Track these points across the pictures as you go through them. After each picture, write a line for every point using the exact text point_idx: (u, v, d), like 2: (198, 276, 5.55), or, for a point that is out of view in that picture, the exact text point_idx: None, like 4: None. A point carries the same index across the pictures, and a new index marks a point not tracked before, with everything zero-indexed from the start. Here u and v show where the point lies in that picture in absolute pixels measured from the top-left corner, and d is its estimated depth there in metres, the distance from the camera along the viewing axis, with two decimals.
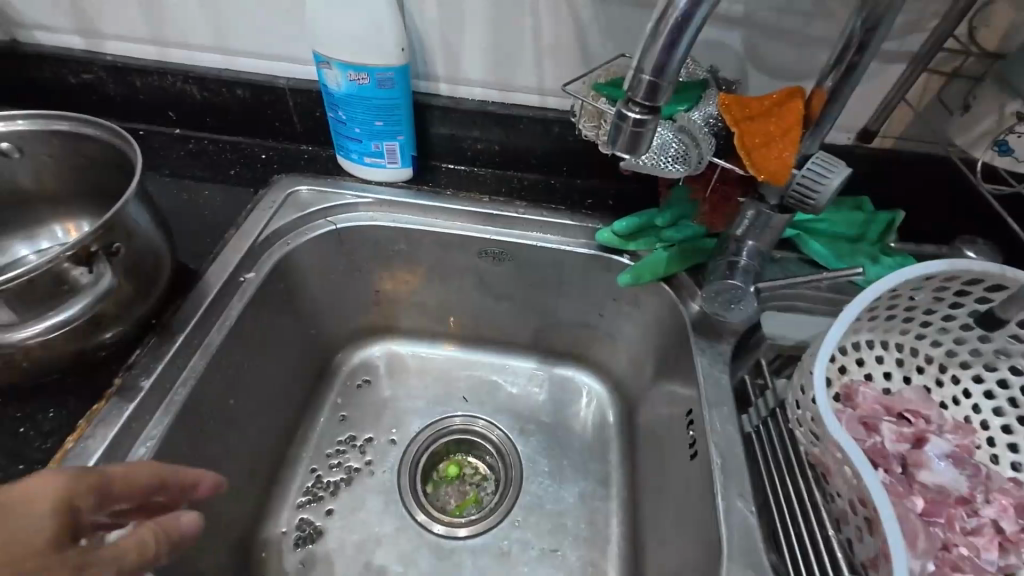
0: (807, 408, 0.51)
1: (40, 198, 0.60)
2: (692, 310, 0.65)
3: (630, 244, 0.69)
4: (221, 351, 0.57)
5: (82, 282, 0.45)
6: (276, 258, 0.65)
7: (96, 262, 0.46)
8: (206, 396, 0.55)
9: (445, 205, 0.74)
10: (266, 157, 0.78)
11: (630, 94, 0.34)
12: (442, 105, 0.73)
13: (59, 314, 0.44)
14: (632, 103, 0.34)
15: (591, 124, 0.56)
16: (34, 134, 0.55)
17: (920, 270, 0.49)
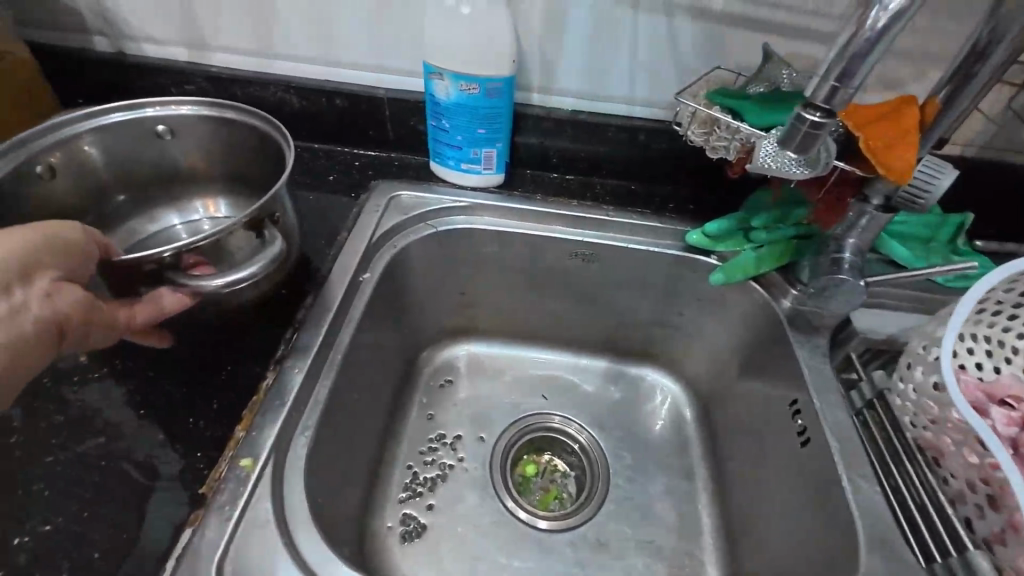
0: (921, 395, 0.54)
1: (191, 177, 0.68)
2: (785, 306, 0.68)
3: (719, 245, 0.72)
4: (352, 347, 0.59)
5: (255, 245, 0.52)
6: (387, 259, 0.68)
7: (265, 229, 0.52)
8: (343, 389, 0.57)
9: (539, 209, 0.76)
10: (360, 164, 0.81)
11: (808, 100, 0.39)
12: (535, 114, 0.76)
13: (240, 272, 0.50)
14: (810, 108, 0.39)
15: (702, 130, 0.60)
16: (194, 118, 0.63)
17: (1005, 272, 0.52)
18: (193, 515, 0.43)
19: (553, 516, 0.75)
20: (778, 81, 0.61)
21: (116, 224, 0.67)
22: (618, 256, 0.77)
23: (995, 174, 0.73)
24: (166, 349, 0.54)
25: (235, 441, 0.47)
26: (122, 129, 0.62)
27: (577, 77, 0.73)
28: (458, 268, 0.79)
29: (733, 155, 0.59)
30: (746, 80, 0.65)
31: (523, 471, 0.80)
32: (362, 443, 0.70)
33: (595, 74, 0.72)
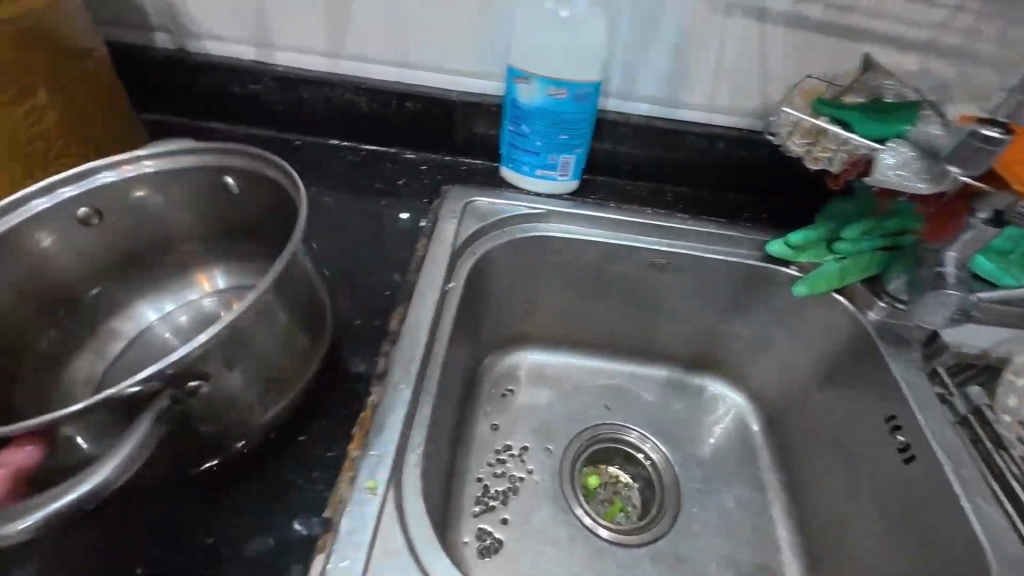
0: None
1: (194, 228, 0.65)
2: (873, 319, 0.68)
3: (800, 256, 0.71)
4: (446, 360, 0.57)
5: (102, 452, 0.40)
6: (469, 268, 0.66)
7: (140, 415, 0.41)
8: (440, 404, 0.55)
9: (615, 217, 0.75)
10: (427, 168, 0.79)
11: (995, 119, 0.47)
12: (611, 121, 0.74)
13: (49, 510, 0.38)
14: (993, 125, 0.47)
15: (804, 140, 0.58)
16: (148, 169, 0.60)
17: None
18: (322, 539, 0.41)
19: (616, 527, 0.74)
20: (879, 92, 0.61)
21: None
22: (694, 266, 0.76)
23: None
24: None
25: (351, 461, 0.45)
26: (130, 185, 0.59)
27: (659, 83, 0.71)
28: (528, 276, 0.77)
29: (835, 166, 0.57)
30: (841, 90, 0.64)
31: (586, 483, 0.78)
32: (438, 456, 0.68)
33: (677, 81, 0.71)
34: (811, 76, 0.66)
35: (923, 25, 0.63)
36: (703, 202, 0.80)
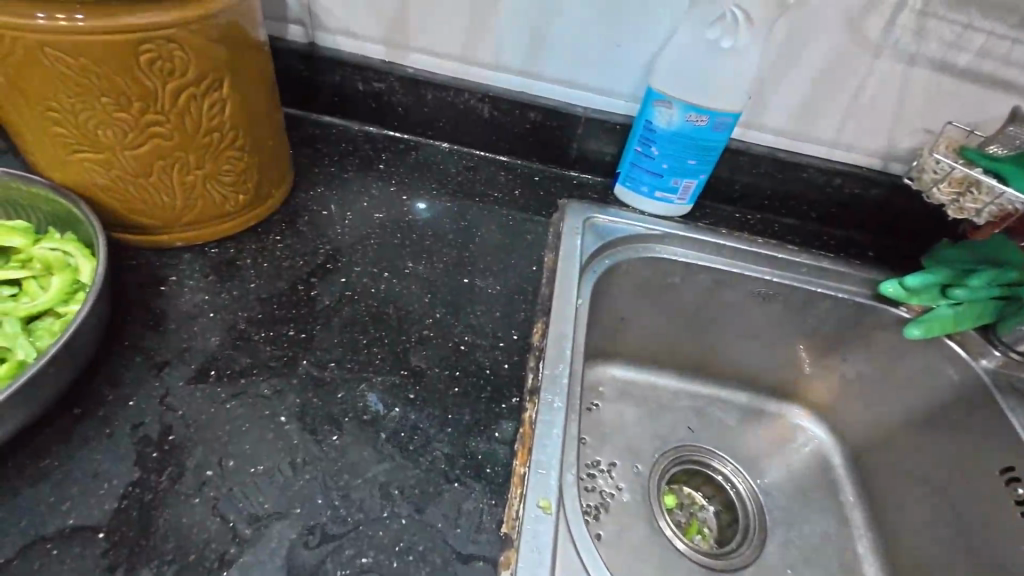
0: None
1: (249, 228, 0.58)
2: (985, 367, 0.68)
3: (913, 298, 0.71)
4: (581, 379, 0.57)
5: None
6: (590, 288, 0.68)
7: None
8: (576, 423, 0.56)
9: (727, 244, 0.76)
10: (539, 179, 0.79)
11: None
12: (732, 149, 0.75)
13: None
14: None
15: (951, 190, 0.60)
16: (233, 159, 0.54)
17: None
18: (505, 555, 0.41)
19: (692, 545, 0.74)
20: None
21: (319, 227, 0.64)
22: (801, 299, 0.76)
23: None
24: (413, 371, 0.52)
25: (520, 478, 0.46)
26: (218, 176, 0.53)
27: (789, 116, 0.71)
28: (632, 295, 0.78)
29: (983, 216, 0.60)
30: (981, 139, 0.64)
31: (665, 501, 0.79)
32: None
33: (807, 116, 0.71)
34: (950, 124, 0.66)
35: None
36: (810, 234, 0.80)
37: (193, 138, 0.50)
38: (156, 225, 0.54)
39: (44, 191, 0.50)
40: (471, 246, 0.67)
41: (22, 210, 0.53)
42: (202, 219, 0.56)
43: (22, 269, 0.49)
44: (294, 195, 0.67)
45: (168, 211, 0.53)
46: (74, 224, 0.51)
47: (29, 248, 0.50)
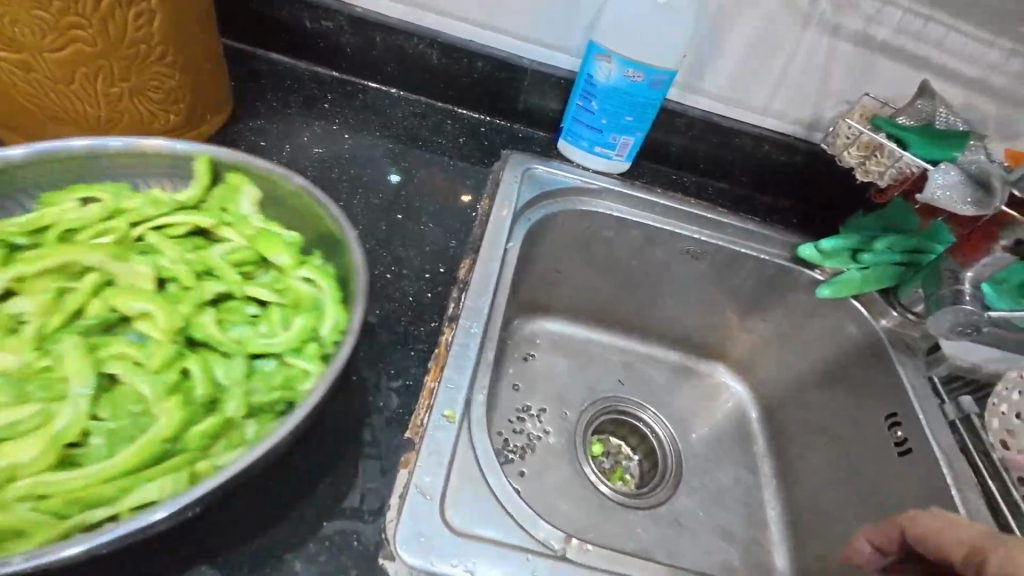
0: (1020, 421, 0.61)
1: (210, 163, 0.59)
2: (883, 327, 0.74)
3: (826, 261, 0.76)
4: None
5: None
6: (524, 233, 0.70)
7: None
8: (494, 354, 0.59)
9: (661, 203, 0.79)
10: (485, 129, 0.81)
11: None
12: (670, 109, 0.78)
13: None
14: None
15: (859, 153, 0.63)
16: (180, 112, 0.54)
17: None
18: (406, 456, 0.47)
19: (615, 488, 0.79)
20: (932, 118, 0.66)
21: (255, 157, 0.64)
22: (727, 259, 0.80)
23: None
24: None
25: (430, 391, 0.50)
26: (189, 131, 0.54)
27: (724, 81, 0.74)
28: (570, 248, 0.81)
29: (885, 180, 0.63)
30: (892, 111, 0.68)
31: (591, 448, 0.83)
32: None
33: (741, 82, 0.74)
34: (866, 95, 0.70)
35: (973, 63, 0.68)
36: (741, 199, 0.83)
37: (117, 46, 0.49)
38: (84, 137, 0.54)
39: (348, 225, 0.52)
40: (409, 187, 0.69)
41: (248, 205, 0.55)
42: (131, 135, 0.56)
43: (93, 234, 0.50)
44: (233, 126, 0.67)
45: (93, 122, 0.53)
46: (343, 269, 0.51)
47: (289, 270, 0.51)
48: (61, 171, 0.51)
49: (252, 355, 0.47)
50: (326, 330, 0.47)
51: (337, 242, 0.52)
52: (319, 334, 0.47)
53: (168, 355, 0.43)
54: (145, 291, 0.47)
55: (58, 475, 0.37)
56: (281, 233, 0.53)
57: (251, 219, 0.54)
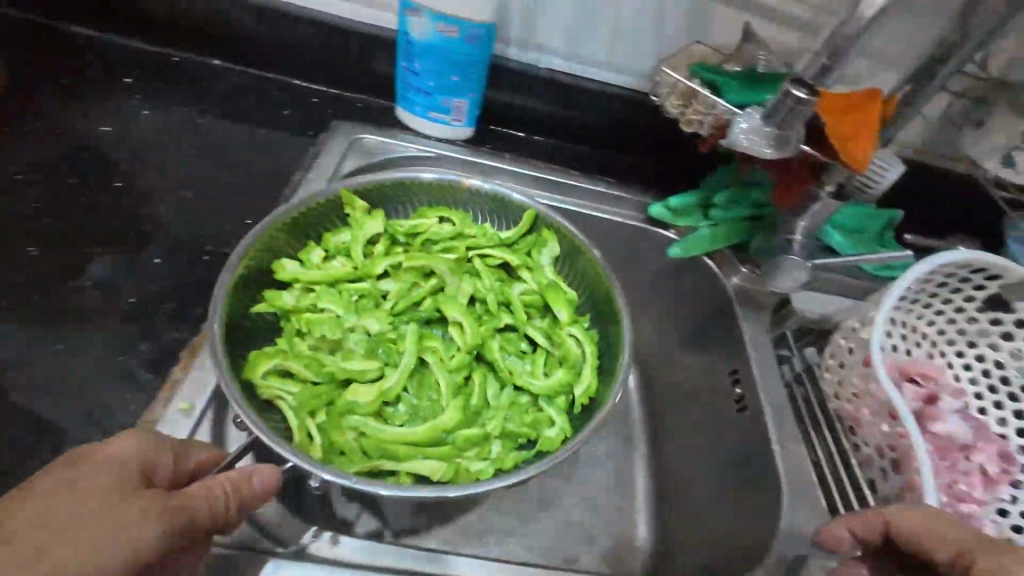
0: (849, 371, 0.60)
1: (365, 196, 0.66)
2: (733, 284, 0.71)
3: (678, 220, 0.74)
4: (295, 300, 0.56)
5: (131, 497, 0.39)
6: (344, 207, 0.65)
7: None
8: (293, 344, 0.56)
9: (508, 169, 0.75)
10: (316, 101, 0.75)
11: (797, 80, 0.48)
12: (509, 68, 0.74)
13: None
14: (799, 85, 0.48)
15: (679, 102, 0.60)
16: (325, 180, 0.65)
17: (940, 261, 0.58)
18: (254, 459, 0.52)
19: None
20: (757, 61, 0.63)
21: None
22: (581, 225, 0.77)
23: (938, 177, 0.74)
24: None
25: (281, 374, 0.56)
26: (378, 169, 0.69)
27: (557, 35, 0.71)
28: None
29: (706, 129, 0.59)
30: (723, 57, 0.65)
31: None
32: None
33: (575, 35, 0.71)
34: (699, 42, 0.65)
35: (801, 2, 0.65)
36: (598, 162, 0.80)
37: None
38: None
39: (620, 295, 0.63)
40: None
41: (547, 258, 0.68)
42: None
43: (426, 245, 0.66)
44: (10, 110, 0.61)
45: None
46: (603, 319, 0.66)
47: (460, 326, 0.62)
48: (409, 192, 0.68)
49: (516, 385, 0.62)
50: (581, 392, 0.60)
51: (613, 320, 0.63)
52: (577, 395, 0.60)
53: (465, 362, 0.60)
54: (462, 305, 0.63)
55: (380, 429, 0.55)
56: (565, 294, 0.66)
57: (545, 277, 0.67)
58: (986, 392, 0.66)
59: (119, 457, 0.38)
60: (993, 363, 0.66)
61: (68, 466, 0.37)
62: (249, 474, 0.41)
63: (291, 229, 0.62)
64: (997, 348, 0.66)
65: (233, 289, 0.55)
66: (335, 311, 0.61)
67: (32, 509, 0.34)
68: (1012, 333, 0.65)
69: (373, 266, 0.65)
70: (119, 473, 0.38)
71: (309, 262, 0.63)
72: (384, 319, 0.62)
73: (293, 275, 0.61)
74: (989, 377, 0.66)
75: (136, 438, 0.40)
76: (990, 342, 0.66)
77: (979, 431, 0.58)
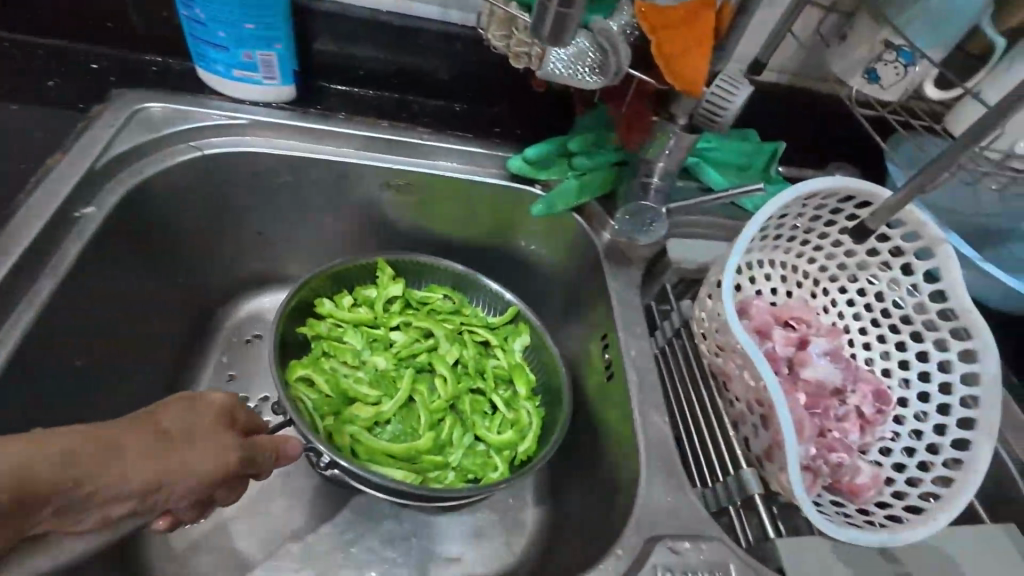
0: (713, 320, 0.55)
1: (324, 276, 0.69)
2: (603, 238, 0.64)
3: (540, 174, 0.66)
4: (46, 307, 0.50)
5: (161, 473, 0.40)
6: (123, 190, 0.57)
7: None
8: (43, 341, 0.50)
9: (341, 130, 0.66)
10: (100, 66, 0.64)
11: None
12: (325, 11, 0.64)
13: None
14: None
15: (501, 32, 0.50)
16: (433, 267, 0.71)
17: (792, 193, 0.54)
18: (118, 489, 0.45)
19: None
20: None
21: None
22: (433, 188, 0.68)
23: (809, 103, 0.69)
24: None
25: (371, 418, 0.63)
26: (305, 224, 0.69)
27: None
28: (245, 201, 0.67)
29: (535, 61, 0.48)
30: None
31: None
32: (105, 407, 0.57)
33: None
34: None
35: None
36: (454, 116, 0.71)
37: None
38: None
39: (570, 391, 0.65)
40: None
41: (519, 347, 0.71)
42: None
43: (429, 314, 0.72)
44: None
45: None
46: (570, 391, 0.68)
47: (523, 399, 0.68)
48: (431, 270, 0.74)
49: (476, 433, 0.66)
50: (522, 450, 0.64)
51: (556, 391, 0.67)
52: (520, 453, 0.64)
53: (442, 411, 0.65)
54: (448, 365, 0.68)
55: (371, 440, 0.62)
56: (528, 372, 0.70)
57: (514, 352, 0.71)
58: (868, 326, 0.63)
59: (220, 409, 0.45)
60: (874, 296, 0.62)
61: (188, 404, 0.44)
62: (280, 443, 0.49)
63: (333, 278, 0.69)
64: (876, 280, 0.62)
65: (283, 319, 0.65)
66: (356, 344, 0.69)
67: (173, 421, 0.42)
68: (889, 262, 0.61)
69: (389, 318, 0.71)
70: (218, 421, 0.44)
71: (340, 305, 0.70)
72: (389, 359, 0.69)
73: (327, 313, 0.69)
74: (871, 311, 0.63)
75: (229, 401, 0.47)
76: (870, 274, 0.62)
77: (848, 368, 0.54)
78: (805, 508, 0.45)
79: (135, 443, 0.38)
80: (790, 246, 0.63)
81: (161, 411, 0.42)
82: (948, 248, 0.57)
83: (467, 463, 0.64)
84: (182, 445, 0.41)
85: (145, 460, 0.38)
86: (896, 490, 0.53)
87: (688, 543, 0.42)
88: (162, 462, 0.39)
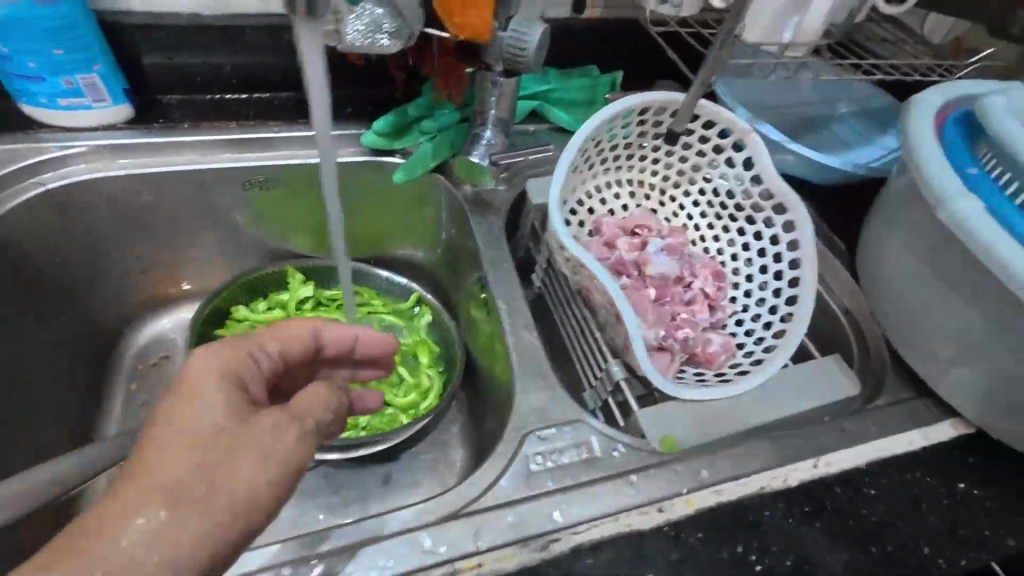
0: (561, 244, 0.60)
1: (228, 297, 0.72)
2: (465, 190, 0.68)
3: (396, 143, 0.69)
4: None
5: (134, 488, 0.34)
6: None
7: None
8: None
9: (189, 138, 0.67)
10: None
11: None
12: (142, 25, 0.64)
13: None
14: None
15: None
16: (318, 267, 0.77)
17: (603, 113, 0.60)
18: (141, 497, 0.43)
19: None
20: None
21: None
22: (300, 179, 0.71)
23: (630, 32, 0.75)
24: None
25: None
26: (203, 241, 0.73)
27: None
28: (111, 227, 0.67)
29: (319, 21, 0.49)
30: None
31: None
32: (13, 449, 0.57)
33: None
34: None
35: None
36: (303, 105, 0.72)
37: None
38: None
39: (460, 350, 0.73)
40: None
41: (421, 324, 0.78)
42: None
43: (339, 307, 0.77)
44: None
45: None
46: (466, 354, 0.75)
47: (424, 365, 0.75)
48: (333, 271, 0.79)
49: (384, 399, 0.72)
50: (425, 407, 0.70)
51: (452, 354, 0.74)
52: (422, 409, 0.70)
53: None
54: None
55: None
56: (429, 344, 0.77)
57: (418, 328, 0.77)
58: (713, 221, 0.71)
59: (205, 358, 0.37)
60: (712, 193, 0.70)
61: (174, 398, 0.34)
62: (316, 330, 0.48)
63: (246, 286, 0.73)
64: (709, 179, 0.70)
65: (199, 324, 0.68)
66: None
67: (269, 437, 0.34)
68: (715, 160, 0.69)
69: (301, 314, 0.75)
70: (225, 371, 0.37)
71: (255, 309, 0.73)
72: None
73: (241, 316, 0.72)
74: (711, 207, 0.71)
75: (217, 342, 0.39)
76: (704, 175, 0.70)
77: (684, 257, 0.62)
78: (654, 376, 0.52)
79: (185, 459, 0.32)
80: (632, 163, 0.71)
81: (163, 432, 0.32)
82: (755, 135, 0.65)
83: (376, 422, 0.69)
84: (244, 417, 0.35)
85: (240, 459, 0.33)
86: (747, 352, 0.62)
87: (555, 430, 0.48)
88: (263, 441, 0.34)
